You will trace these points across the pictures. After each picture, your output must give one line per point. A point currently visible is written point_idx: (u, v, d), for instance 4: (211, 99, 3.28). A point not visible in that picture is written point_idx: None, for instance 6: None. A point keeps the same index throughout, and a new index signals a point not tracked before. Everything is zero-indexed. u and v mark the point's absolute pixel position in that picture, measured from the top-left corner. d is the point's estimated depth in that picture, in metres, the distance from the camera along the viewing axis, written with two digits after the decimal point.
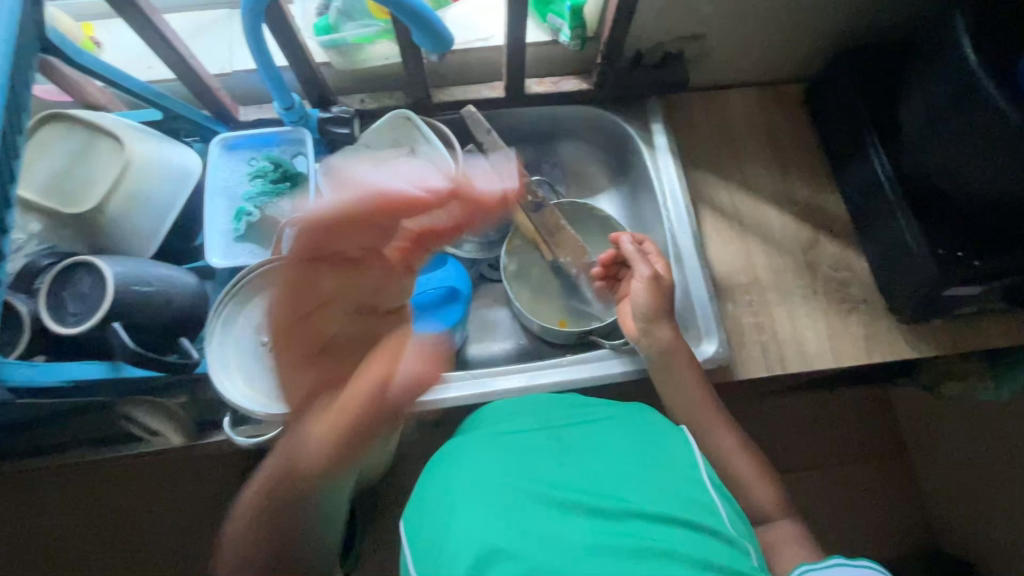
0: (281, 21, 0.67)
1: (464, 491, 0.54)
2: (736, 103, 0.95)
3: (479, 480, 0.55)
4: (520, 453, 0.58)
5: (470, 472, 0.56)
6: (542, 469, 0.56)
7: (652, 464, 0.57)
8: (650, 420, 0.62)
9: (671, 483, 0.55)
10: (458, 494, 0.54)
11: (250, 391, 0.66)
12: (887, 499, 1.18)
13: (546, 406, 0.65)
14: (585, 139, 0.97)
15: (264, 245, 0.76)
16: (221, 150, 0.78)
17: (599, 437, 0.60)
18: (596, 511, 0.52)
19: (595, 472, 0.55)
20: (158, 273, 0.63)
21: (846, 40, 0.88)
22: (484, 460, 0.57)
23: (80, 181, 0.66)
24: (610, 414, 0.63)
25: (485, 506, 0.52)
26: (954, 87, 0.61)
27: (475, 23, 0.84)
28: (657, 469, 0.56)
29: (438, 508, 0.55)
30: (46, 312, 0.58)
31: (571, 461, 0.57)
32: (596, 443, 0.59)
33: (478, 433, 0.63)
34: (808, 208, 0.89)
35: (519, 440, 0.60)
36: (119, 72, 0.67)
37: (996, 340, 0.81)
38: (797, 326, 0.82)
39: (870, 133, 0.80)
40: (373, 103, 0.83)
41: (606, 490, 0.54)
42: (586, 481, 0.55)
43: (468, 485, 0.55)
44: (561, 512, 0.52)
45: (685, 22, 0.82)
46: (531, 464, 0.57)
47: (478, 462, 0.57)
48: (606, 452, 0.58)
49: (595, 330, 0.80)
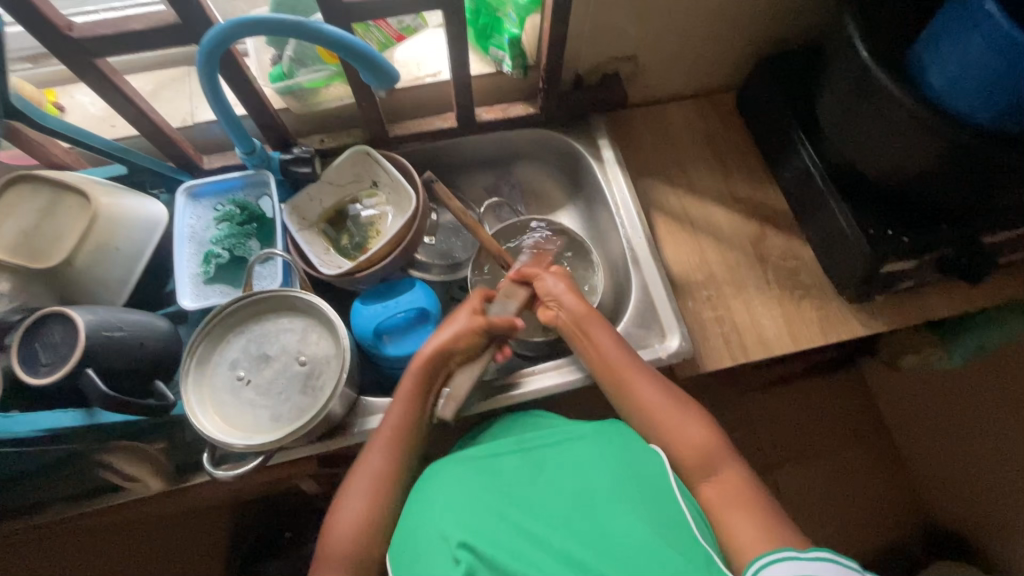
0: (236, 71, 0.71)
1: (442, 506, 0.56)
2: (674, 115, 1.02)
3: (458, 503, 0.56)
4: (497, 476, 0.59)
5: (450, 490, 0.57)
6: (519, 494, 0.57)
7: (630, 469, 0.58)
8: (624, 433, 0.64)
9: (647, 493, 0.56)
10: (437, 517, 0.55)
11: (226, 425, 0.67)
12: (871, 480, 1.21)
13: (523, 435, 0.66)
14: (539, 160, 1.03)
15: (234, 285, 0.79)
16: (186, 199, 0.81)
17: (579, 455, 0.60)
18: (573, 522, 0.53)
19: (571, 487, 0.57)
20: (131, 318, 0.65)
21: (765, 50, 0.96)
22: (463, 480, 0.59)
23: (48, 237, 0.67)
24: (586, 431, 0.64)
25: (462, 523, 0.54)
26: (858, 82, 0.67)
27: (423, 61, 0.89)
28: (634, 476, 0.57)
29: (415, 523, 0.56)
30: (19, 365, 0.59)
31: (546, 480, 0.58)
32: (571, 463, 0.60)
33: (457, 457, 0.63)
34: (752, 204, 0.95)
35: (496, 464, 0.61)
36: (83, 131, 0.70)
37: (939, 310, 0.86)
38: (754, 315, 0.87)
39: (797, 130, 0.86)
40: (333, 142, 0.88)
41: (583, 502, 0.55)
42: (563, 497, 0.56)
43: (445, 502, 0.56)
44: (536, 529, 0.53)
45: (617, 43, 0.89)
46: (511, 491, 0.57)
47: (457, 483, 0.58)
48: (585, 469, 0.58)
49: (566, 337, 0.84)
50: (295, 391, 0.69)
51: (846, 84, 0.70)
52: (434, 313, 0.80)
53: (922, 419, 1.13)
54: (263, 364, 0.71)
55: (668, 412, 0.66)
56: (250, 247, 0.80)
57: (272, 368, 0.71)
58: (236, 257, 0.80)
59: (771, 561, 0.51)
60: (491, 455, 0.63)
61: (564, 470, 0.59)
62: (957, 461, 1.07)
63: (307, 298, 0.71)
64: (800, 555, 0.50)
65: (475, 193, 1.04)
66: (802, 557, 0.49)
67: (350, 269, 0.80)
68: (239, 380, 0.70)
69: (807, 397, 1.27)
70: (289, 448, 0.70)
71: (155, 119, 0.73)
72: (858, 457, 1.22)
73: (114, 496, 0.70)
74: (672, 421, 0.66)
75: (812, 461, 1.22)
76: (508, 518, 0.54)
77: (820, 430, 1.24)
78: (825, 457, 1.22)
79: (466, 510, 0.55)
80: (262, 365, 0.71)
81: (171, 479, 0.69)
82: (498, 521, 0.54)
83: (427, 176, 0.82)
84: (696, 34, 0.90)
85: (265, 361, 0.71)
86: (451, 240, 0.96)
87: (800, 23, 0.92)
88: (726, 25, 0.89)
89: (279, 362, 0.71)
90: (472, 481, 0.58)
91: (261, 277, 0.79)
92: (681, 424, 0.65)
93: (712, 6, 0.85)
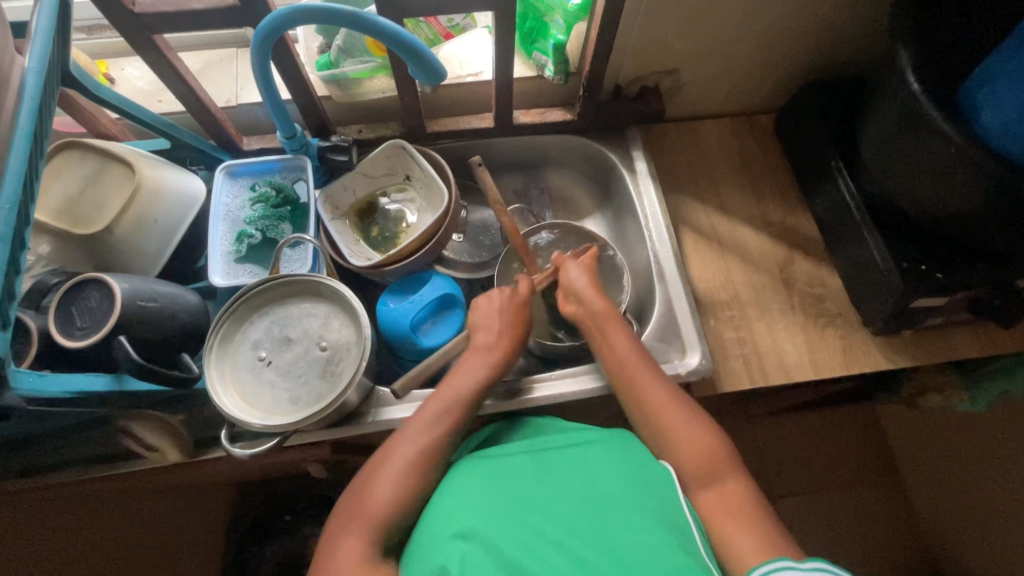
0: (286, 55, 0.72)
1: (447, 504, 0.57)
2: (710, 133, 1.02)
3: (468, 494, 0.57)
4: (507, 472, 0.61)
5: (460, 482, 0.60)
6: (523, 484, 0.58)
7: (635, 473, 0.59)
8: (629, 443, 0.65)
9: (646, 493, 0.56)
10: (448, 506, 0.57)
11: (246, 404, 0.68)
12: (880, 521, 1.18)
13: (536, 439, 0.68)
14: (571, 166, 1.03)
15: (264, 266, 0.80)
16: (224, 177, 0.82)
17: (578, 457, 0.62)
18: (576, 513, 0.54)
19: (575, 484, 0.58)
20: (164, 290, 0.66)
21: (808, 74, 0.96)
22: (476, 478, 0.60)
23: (91, 204, 0.69)
24: (597, 436, 0.66)
25: (468, 515, 0.54)
26: (906, 114, 0.66)
27: (466, 60, 0.90)
28: (634, 478, 0.58)
29: (430, 511, 0.57)
30: (54, 326, 0.60)
31: (554, 477, 0.59)
32: (572, 463, 0.61)
33: (475, 458, 0.64)
34: (782, 227, 0.94)
35: (505, 462, 0.62)
36: (134, 104, 0.72)
37: (966, 350, 0.85)
38: (777, 339, 0.86)
39: (835, 158, 0.86)
40: (370, 133, 0.89)
41: (586, 495, 0.56)
42: (564, 492, 0.57)
43: (451, 498, 0.58)
44: (534, 519, 0.54)
45: (661, 57, 0.89)
46: (516, 482, 0.59)
47: (470, 481, 0.59)
48: (584, 468, 0.60)
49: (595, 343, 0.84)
50: (314, 375, 0.70)
51: (893, 115, 0.69)
52: (461, 299, 0.82)
53: (934, 458, 1.11)
54: (284, 346, 0.72)
55: (670, 410, 0.66)
56: (283, 230, 0.81)
57: (292, 352, 0.71)
58: (268, 239, 0.81)
59: (770, 571, 0.48)
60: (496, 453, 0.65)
61: (573, 468, 0.60)
62: (975, 508, 1.03)
63: (331, 284, 0.72)
64: (797, 565, 0.47)
65: (504, 195, 1.04)
66: (801, 568, 0.47)
67: (378, 262, 0.81)
68: (261, 361, 0.70)
69: (819, 427, 1.25)
70: (304, 432, 0.71)
71: (202, 98, 0.75)
72: (866, 491, 1.21)
73: (131, 463, 0.71)
74: (678, 420, 0.65)
75: (819, 491, 1.20)
76: (502, 509, 0.55)
77: (830, 463, 1.23)
78: (833, 489, 1.21)
79: (467, 496, 0.57)
80: (283, 347, 0.71)
81: (188, 451, 0.70)
82: (503, 512, 0.54)
83: (480, 158, 0.81)
84: (741, 53, 0.90)
85: (287, 344, 0.72)
86: (479, 239, 0.97)
87: (846, 50, 0.91)
88: (771, 48, 0.89)
89: (300, 346, 0.72)
90: (485, 478, 0.60)
91: (289, 260, 0.80)
92: (680, 422, 0.65)
93: (761, 26, 0.85)
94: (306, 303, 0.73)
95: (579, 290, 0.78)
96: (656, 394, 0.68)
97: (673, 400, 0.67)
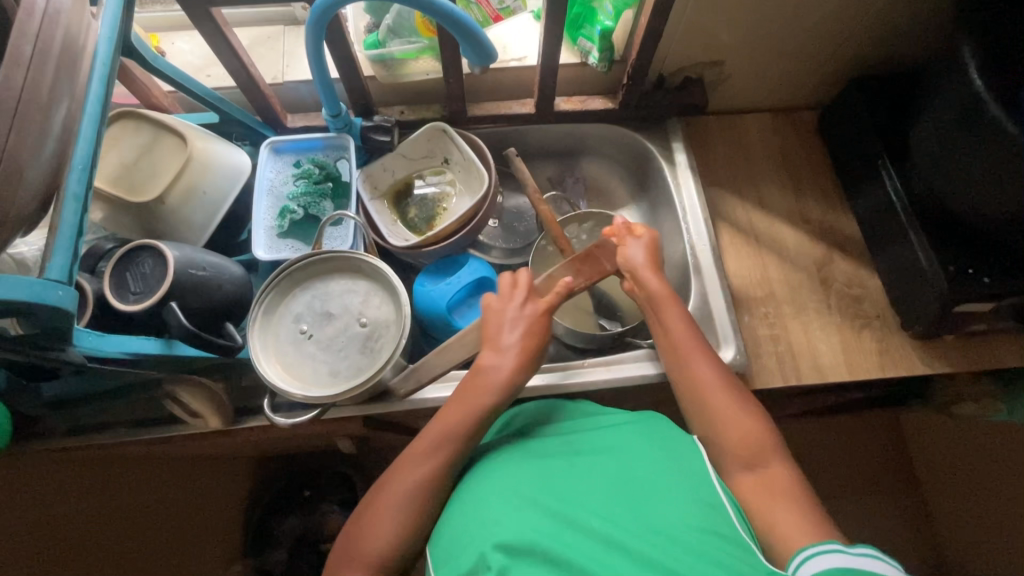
0: (337, 33, 0.72)
1: (480, 495, 0.59)
2: (751, 127, 1.00)
3: (506, 481, 0.60)
4: (539, 460, 0.63)
5: (498, 469, 0.63)
6: (560, 471, 0.61)
7: (674, 462, 0.61)
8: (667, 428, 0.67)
9: (686, 481, 0.58)
10: (488, 492, 0.59)
11: (288, 376, 0.69)
12: (902, 530, 1.17)
13: (563, 425, 0.70)
14: (608, 156, 1.03)
15: (305, 242, 0.81)
16: (269, 153, 0.83)
17: (615, 443, 0.64)
18: (617, 499, 0.57)
19: (613, 471, 0.60)
20: (211, 259, 0.68)
21: (857, 70, 0.94)
22: (509, 470, 0.62)
23: (143, 173, 0.71)
24: (633, 422, 0.68)
25: (503, 504, 0.57)
26: (966, 110, 0.64)
27: (511, 44, 0.90)
28: (673, 466, 0.60)
29: (469, 495, 0.60)
30: (109, 290, 0.62)
31: (587, 463, 0.61)
32: (609, 449, 0.63)
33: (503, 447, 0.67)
34: (822, 226, 0.93)
35: (541, 449, 0.65)
36: (187, 77, 0.73)
37: (1007, 359, 0.83)
38: (811, 338, 0.85)
39: (883, 157, 0.84)
40: (412, 115, 0.90)
41: (624, 483, 0.58)
42: (602, 480, 0.59)
43: (482, 489, 0.60)
44: (574, 504, 0.56)
45: (709, 47, 0.88)
46: (552, 469, 0.61)
47: (500, 469, 0.62)
48: (621, 455, 0.62)
49: (628, 333, 0.84)
50: (354, 350, 0.71)
51: (951, 112, 0.67)
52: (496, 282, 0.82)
53: (963, 468, 1.09)
54: (325, 321, 0.73)
55: (720, 392, 0.66)
56: (324, 208, 0.82)
57: (333, 326, 0.72)
58: (310, 216, 0.82)
59: (817, 551, 0.50)
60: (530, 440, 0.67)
61: (604, 456, 0.62)
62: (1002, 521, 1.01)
63: (372, 262, 0.72)
64: (848, 550, 0.49)
65: (539, 182, 1.04)
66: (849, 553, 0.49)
67: (417, 243, 0.82)
68: (302, 334, 0.72)
69: (845, 432, 1.23)
70: (340, 406, 0.72)
71: (252, 72, 0.76)
72: (887, 499, 1.19)
73: (173, 428, 0.73)
74: (729, 408, 0.65)
75: (842, 497, 1.19)
76: (541, 495, 0.57)
77: (854, 469, 1.21)
78: (855, 494, 1.19)
79: (505, 481, 0.60)
80: (324, 322, 0.73)
81: (227, 419, 0.72)
82: (538, 502, 0.56)
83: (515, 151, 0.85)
84: (790, 45, 0.88)
85: (328, 319, 0.73)
86: (512, 225, 0.98)
87: (900, 46, 0.89)
88: (823, 41, 0.87)
89: (340, 321, 0.73)
90: (517, 465, 0.62)
91: (330, 238, 0.81)
92: (733, 411, 0.65)
93: (814, 18, 0.83)
94: (349, 279, 0.74)
95: (643, 275, 0.75)
96: (710, 381, 0.67)
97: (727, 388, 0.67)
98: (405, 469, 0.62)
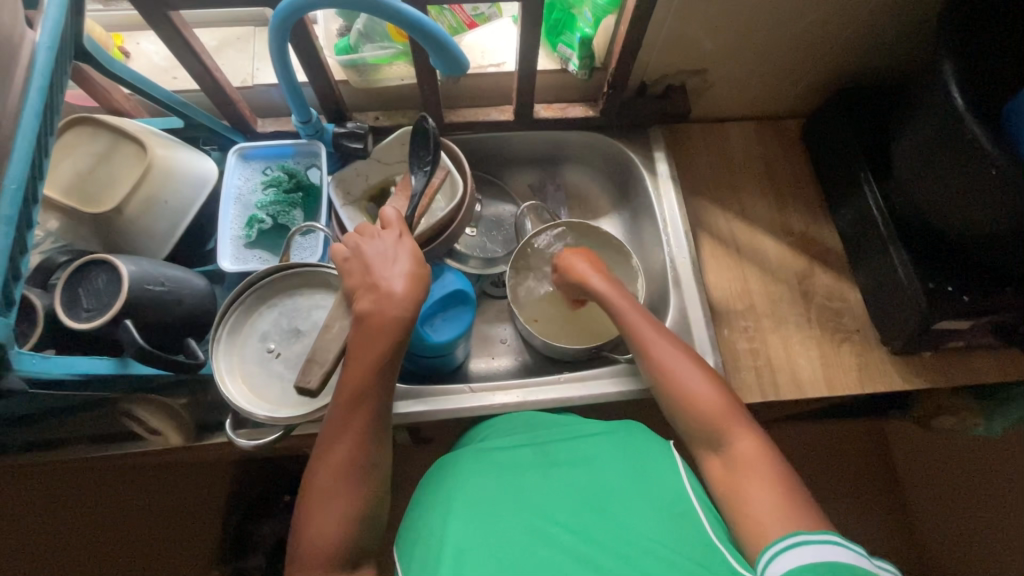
0: (304, 38, 0.70)
1: (449, 499, 0.61)
2: (734, 134, 0.99)
3: (476, 490, 0.61)
4: (508, 467, 0.64)
5: (467, 474, 0.64)
6: (529, 480, 0.62)
7: (648, 481, 0.61)
8: (642, 433, 0.68)
9: (656, 501, 0.59)
10: (458, 495, 0.61)
11: (252, 395, 0.67)
12: (886, 541, 1.15)
13: (540, 428, 0.70)
14: (591, 164, 1.01)
15: (274, 252, 0.79)
16: (237, 160, 0.81)
17: (587, 453, 0.65)
18: (581, 514, 0.58)
19: (582, 485, 0.61)
20: (171, 273, 0.65)
21: (841, 81, 0.93)
22: (477, 473, 0.64)
23: (102, 182, 0.68)
24: (608, 430, 0.68)
25: (470, 508, 0.59)
26: (946, 126, 0.63)
27: (489, 49, 0.88)
28: (643, 484, 0.61)
29: (437, 499, 0.62)
30: (60, 306, 0.59)
31: (557, 473, 0.63)
32: (580, 460, 0.64)
33: (472, 449, 0.68)
34: (803, 238, 0.92)
35: (509, 453, 0.66)
36: (147, 81, 0.70)
37: (986, 375, 0.82)
38: (791, 353, 0.84)
39: (865, 169, 0.83)
40: (387, 120, 0.87)
41: (592, 500, 0.60)
42: (575, 495, 0.60)
43: (452, 494, 0.62)
44: (539, 519, 0.58)
45: (687, 57, 0.86)
46: (521, 478, 0.63)
47: (469, 473, 0.64)
48: (593, 468, 0.63)
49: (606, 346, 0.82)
50: None
51: (932, 126, 0.65)
52: (473, 296, 0.81)
53: (942, 479, 1.08)
54: (294, 338, 0.71)
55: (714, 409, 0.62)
56: (295, 217, 0.80)
57: (301, 343, 0.71)
58: (279, 225, 0.79)
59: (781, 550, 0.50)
60: (501, 442, 0.68)
61: (578, 466, 0.64)
62: (986, 536, 1.00)
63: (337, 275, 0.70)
64: (809, 539, 0.50)
65: (519, 189, 1.02)
66: (813, 541, 0.50)
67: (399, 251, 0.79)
68: (269, 353, 0.70)
69: (830, 438, 1.22)
70: (306, 423, 0.70)
71: (218, 77, 0.73)
72: (872, 510, 1.17)
73: (134, 445, 0.71)
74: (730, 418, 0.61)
75: (825, 506, 1.17)
76: (506, 504, 0.59)
77: (837, 476, 1.19)
78: (839, 505, 1.17)
79: (473, 490, 0.61)
80: (292, 339, 0.71)
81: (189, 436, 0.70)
82: (504, 515, 0.58)
83: None
84: (773, 55, 0.86)
85: (296, 336, 0.71)
86: (492, 234, 0.96)
87: (883, 56, 0.88)
88: (805, 51, 0.86)
89: (309, 338, 0.71)
90: (483, 473, 0.64)
91: (300, 248, 0.79)
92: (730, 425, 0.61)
93: (795, 30, 0.82)
94: (316, 294, 0.72)
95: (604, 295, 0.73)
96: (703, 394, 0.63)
97: (719, 400, 0.62)
98: (342, 432, 0.59)
